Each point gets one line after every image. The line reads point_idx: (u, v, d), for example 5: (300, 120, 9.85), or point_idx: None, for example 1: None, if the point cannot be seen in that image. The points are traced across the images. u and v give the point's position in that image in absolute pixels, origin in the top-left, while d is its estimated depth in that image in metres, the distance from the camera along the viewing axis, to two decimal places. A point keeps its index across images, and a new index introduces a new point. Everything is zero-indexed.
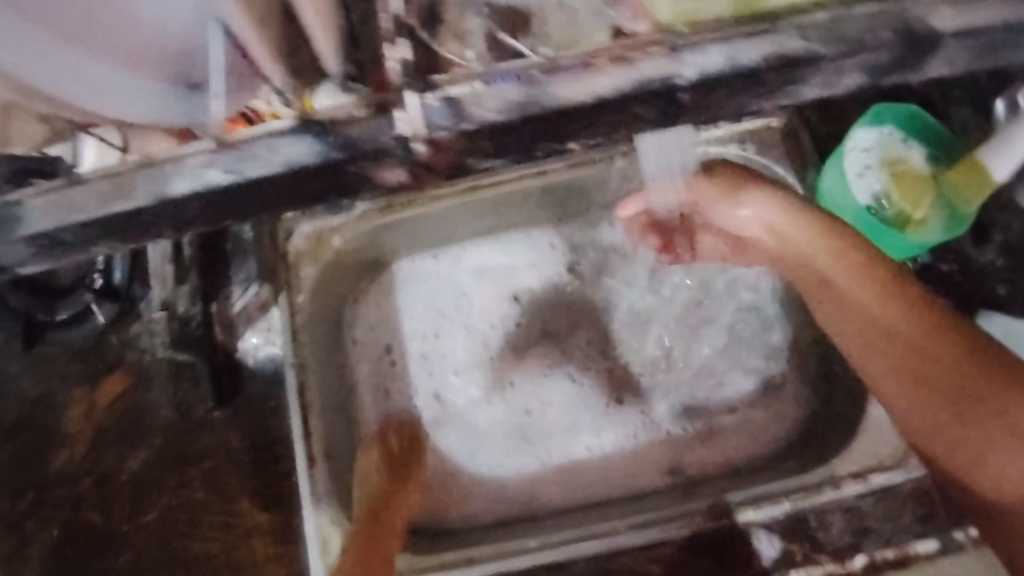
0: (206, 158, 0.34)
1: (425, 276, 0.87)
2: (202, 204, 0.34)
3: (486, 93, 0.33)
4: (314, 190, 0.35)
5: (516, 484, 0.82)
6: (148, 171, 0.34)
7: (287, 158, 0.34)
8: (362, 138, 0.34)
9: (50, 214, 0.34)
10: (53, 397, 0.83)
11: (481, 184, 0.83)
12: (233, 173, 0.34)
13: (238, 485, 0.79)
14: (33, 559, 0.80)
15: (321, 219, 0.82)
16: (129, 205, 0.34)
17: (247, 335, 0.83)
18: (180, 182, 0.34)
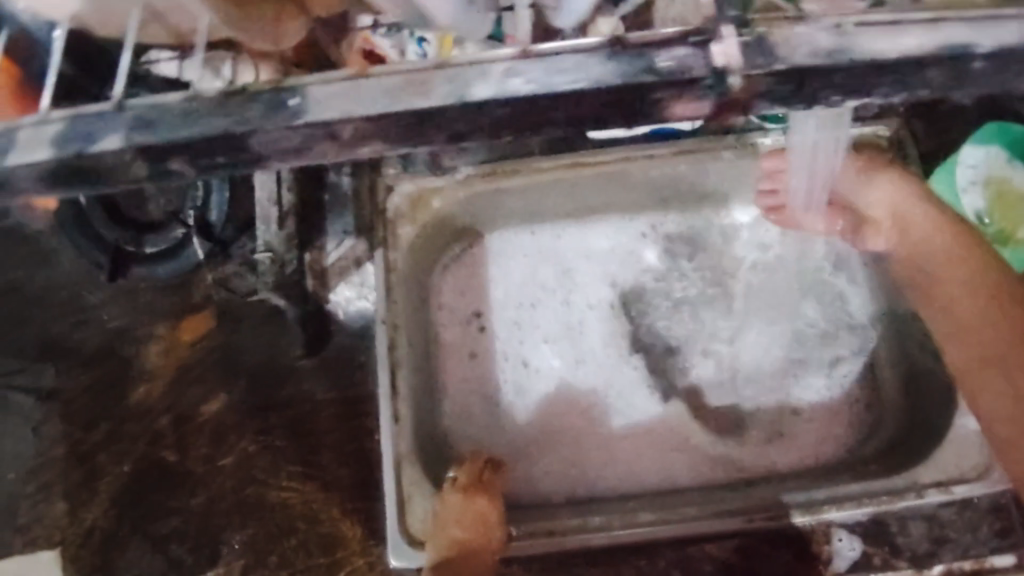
0: (511, 66, 0.37)
1: (522, 247, 0.88)
2: (503, 113, 0.37)
3: (799, 36, 0.35)
4: (599, 110, 0.37)
5: (586, 462, 0.80)
6: (455, 70, 0.37)
7: (595, 76, 0.36)
8: (674, 69, 0.36)
9: (343, 102, 0.37)
10: (135, 330, 0.84)
11: (588, 160, 0.82)
12: (538, 84, 0.36)
13: (321, 438, 0.79)
14: (101, 493, 0.80)
15: (423, 178, 0.81)
16: (426, 101, 0.37)
17: (340, 288, 0.82)
18: (485, 87, 0.37)
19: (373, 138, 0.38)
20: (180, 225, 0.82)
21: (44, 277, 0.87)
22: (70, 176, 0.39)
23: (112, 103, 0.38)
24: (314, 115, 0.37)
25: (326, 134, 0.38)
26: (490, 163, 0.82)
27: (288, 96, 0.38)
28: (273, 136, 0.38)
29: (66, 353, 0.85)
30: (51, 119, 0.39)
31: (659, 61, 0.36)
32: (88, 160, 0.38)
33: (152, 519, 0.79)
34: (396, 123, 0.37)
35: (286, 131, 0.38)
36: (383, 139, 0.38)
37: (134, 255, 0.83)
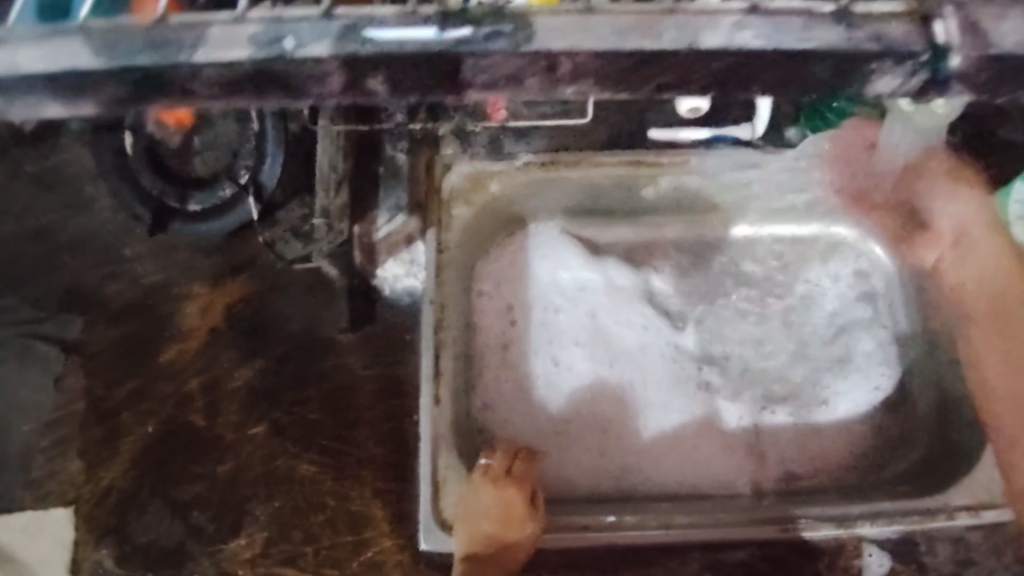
0: (744, 19, 0.40)
1: (562, 243, 0.85)
2: (721, 66, 0.41)
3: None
4: (809, 72, 0.41)
5: (604, 464, 0.77)
6: (686, 18, 0.40)
7: (822, 38, 0.40)
8: (897, 40, 0.40)
9: (574, 34, 0.39)
10: (174, 287, 0.84)
11: (644, 159, 0.81)
12: (765, 39, 0.40)
13: (359, 412, 0.79)
14: (122, 453, 0.78)
15: (483, 162, 0.80)
16: (654, 42, 0.40)
17: (388, 265, 0.82)
18: (715, 35, 0.40)
19: (587, 77, 0.41)
20: (229, 184, 0.82)
21: (76, 223, 0.86)
22: (263, 79, 0.40)
23: (318, 11, 0.40)
24: (538, 44, 0.39)
25: (544, 66, 0.40)
26: (549, 152, 0.81)
27: (460, 28, 0.39)
28: (484, 64, 0.40)
29: (92, 305, 0.83)
30: (247, 18, 0.40)
31: (887, 36, 0.40)
32: (287, 63, 0.40)
33: (175, 484, 0.77)
34: (624, 63, 0.40)
35: (513, 57, 0.40)
36: (593, 83, 0.42)
37: (177, 211, 0.82)
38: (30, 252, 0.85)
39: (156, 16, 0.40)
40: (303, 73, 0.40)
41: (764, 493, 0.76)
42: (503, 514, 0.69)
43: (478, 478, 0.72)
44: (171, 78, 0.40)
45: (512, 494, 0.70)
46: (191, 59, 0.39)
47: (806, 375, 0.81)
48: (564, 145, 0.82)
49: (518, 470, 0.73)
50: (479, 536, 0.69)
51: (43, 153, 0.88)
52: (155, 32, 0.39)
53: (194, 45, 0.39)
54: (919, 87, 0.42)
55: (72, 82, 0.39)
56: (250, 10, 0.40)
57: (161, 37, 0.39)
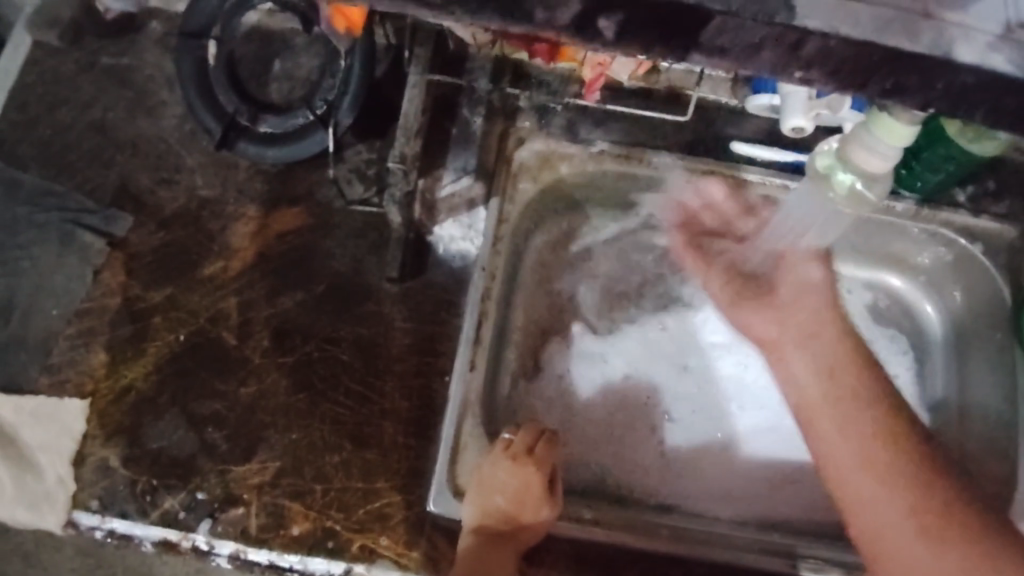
0: (995, 41, 0.37)
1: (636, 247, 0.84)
2: (965, 81, 0.37)
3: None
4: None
5: (620, 464, 0.78)
6: (942, 27, 0.37)
7: None
8: None
9: (826, 14, 0.36)
10: (223, 205, 0.81)
11: (722, 171, 0.79)
12: (1013, 65, 0.37)
13: (389, 363, 0.76)
14: (148, 356, 0.76)
15: (557, 141, 0.79)
16: (908, 42, 0.36)
17: (445, 224, 0.81)
18: (968, 50, 0.36)
19: (824, 62, 0.38)
20: (305, 112, 0.79)
21: (142, 125, 0.83)
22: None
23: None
24: (797, 18, 0.36)
25: (787, 41, 0.37)
26: (624, 146, 0.80)
27: None
28: (731, 25, 0.36)
29: (142, 207, 0.81)
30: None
31: None
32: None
33: (194, 398, 0.75)
34: (868, 57, 0.37)
35: (761, 25, 0.36)
36: (822, 70, 0.38)
37: (246, 131, 0.80)
38: (89, 144, 0.83)
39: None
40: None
41: (782, 522, 0.77)
42: (522, 494, 0.70)
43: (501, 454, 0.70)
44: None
45: (534, 480, 0.70)
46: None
47: None
48: (642, 143, 0.81)
49: (539, 452, 0.72)
50: (491, 509, 0.69)
51: (118, 48, 0.85)
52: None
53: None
54: None
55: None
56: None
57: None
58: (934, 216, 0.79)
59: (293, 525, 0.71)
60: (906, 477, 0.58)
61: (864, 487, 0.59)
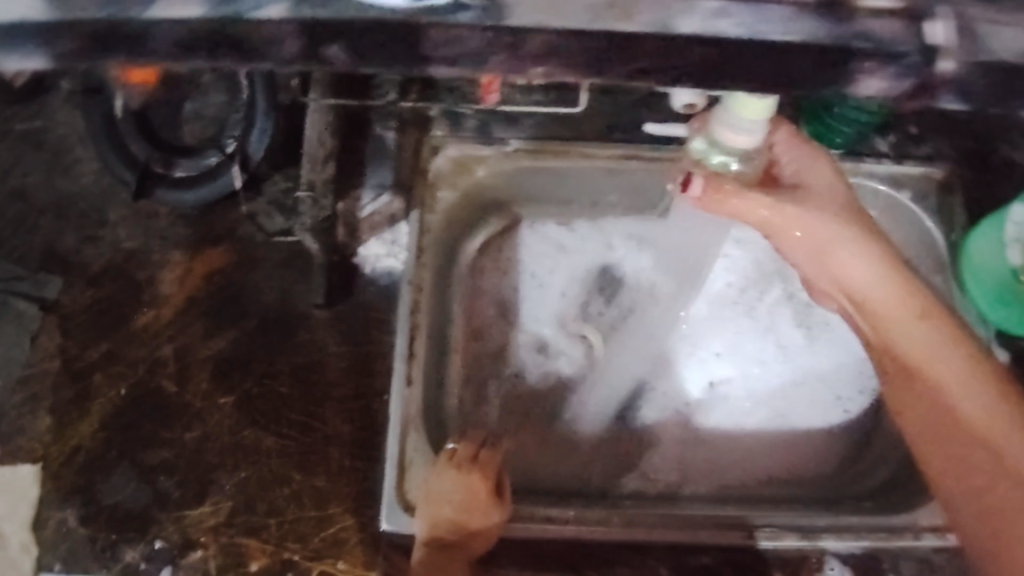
0: (721, 7, 0.35)
1: (568, 236, 0.85)
2: (703, 54, 0.36)
3: (1008, 33, 0.34)
4: (803, 70, 0.36)
5: (572, 453, 0.79)
6: (660, 1, 0.35)
7: (805, 31, 0.35)
8: (890, 40, 0.34)
9: (538, 11, 0.35)
10: (148, 254, 0.81)
11: (637, 155, 0.79)
12: (746, 29, 0.35)
13: (327, 389, 0.77)
14: (92, 414, 0.77)
15: (470, 145, 0.79)
16: (625, 26, 0.35)
17: (369, 244, 0.80)
18: (692, 21, 0.35)
19: (558, 57, 0.36)
20: (217, 152, 0.81)
21: (62, 185, 0.84)
22: (221, 39, 0.35)
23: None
24: (505, 18, 0.34)
25: (507, 44, 0.35)
26: (539, 141, 0.79)
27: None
28: (445, 38, 0.35)
29: (71, 267, 0.81)
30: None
31: (877, 33, 0.34)
32: (244, 28, 0.35)
33: (142, 447, 0.75)
34: (593, 48, 0.35)
35: (477, 32, 0.35)
36: (559, 64, 0.36)
37: (162, 177, 0.81)
38: (13, 212, 0.83)
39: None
40: (252, 38, 0.35)
41: (747, 496, 0.77)
42: (472, 498, 0.69)
43: (444, 466, 0.71)
44: (127, 37, 0.35)
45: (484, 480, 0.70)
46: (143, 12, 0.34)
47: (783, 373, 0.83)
48: (555, 134, 0.80)
49: (483, 459, 0.72)
50: (444, 523, 0.69)
51: (32, 113, 0.86)
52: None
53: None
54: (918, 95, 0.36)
55: (19, 34, 0.35)
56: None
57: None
58: (856, 168, 0.78)
59: (252, 562, 0.71)
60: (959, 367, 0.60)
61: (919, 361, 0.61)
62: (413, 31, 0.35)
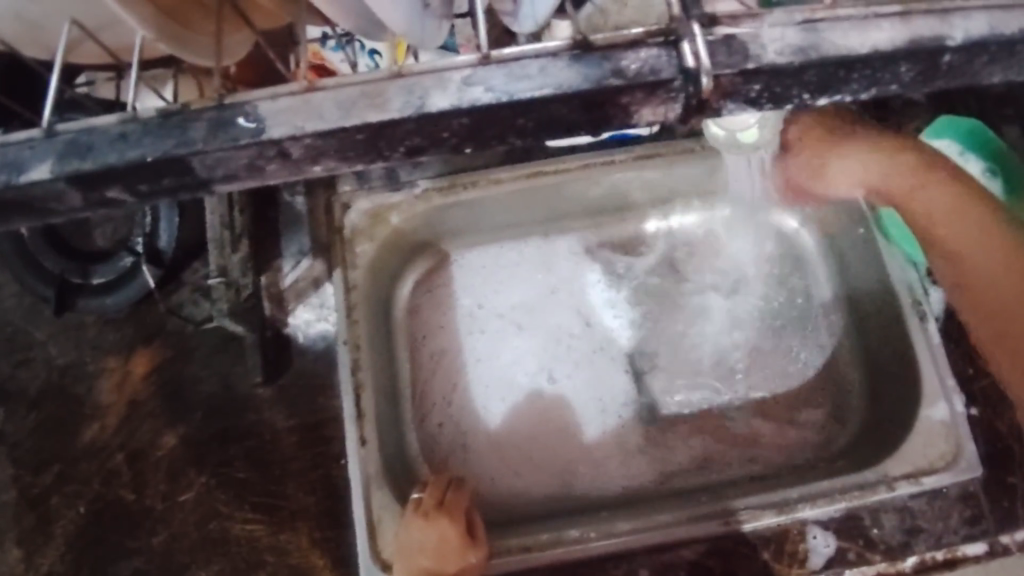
0: (472, 75, 0.34)
1: (495, 260, 0.85)
2: (462, 123, 0.35)
3: (769, 34, 0.34)
4: (572, 116, 0.36)
5: (538, 482, 0.77)
6: (409, 82, 0.35)
7: (560, 81, 0.34)
8: (645, 70, 0.34)
9: (291, 119, 0.34)
10: (85, 366, 0.81)
11: (545, 169, 0.80)
12: (499, 92, 0.34)
13: (285, 465, 0.76)
14: (57, 538, 0.76)
15: (380, 194, 0.79)
16: (382, 113, 0.34)
17: (299, 311, 0.80)
18: (444, 97, 0.34)
19: (327, 155, 0.36)
20: (127, 254, 0.79)
21: None
22: (3, 205, 0.35)
23: (40, 131, 0.35)
24: (264, 133, 0.34)
25: (275, 153, 0.35)
26: (447, 176, 0.80)
27: (237, 115, 0.34)
28: (212, 160, 0.35)
29: (10, 395, 0.81)
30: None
31: (633, 67, 0.34)
32: (17, 193, 0.35)
33: (111, 562, 0.75)
34: (351, 139, 0.35)
35: (235, 150, 0.35)
36: (336, 158, 0.36)
37: (82, 287, 0.79)
38: None
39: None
40: (37, 197, 0.35)
41: (727, 485, 0.75)
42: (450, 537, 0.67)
43: (413, 514, 0.68)
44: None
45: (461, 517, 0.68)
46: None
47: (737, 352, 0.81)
48: (464, 166, 0.80)
49: (454, 499, 0.71)
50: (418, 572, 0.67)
51: None
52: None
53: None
54: (710, 114, 0.36)
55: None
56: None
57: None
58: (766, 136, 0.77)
59: None
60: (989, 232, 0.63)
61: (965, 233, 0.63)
62: (180, 161, 0.35)
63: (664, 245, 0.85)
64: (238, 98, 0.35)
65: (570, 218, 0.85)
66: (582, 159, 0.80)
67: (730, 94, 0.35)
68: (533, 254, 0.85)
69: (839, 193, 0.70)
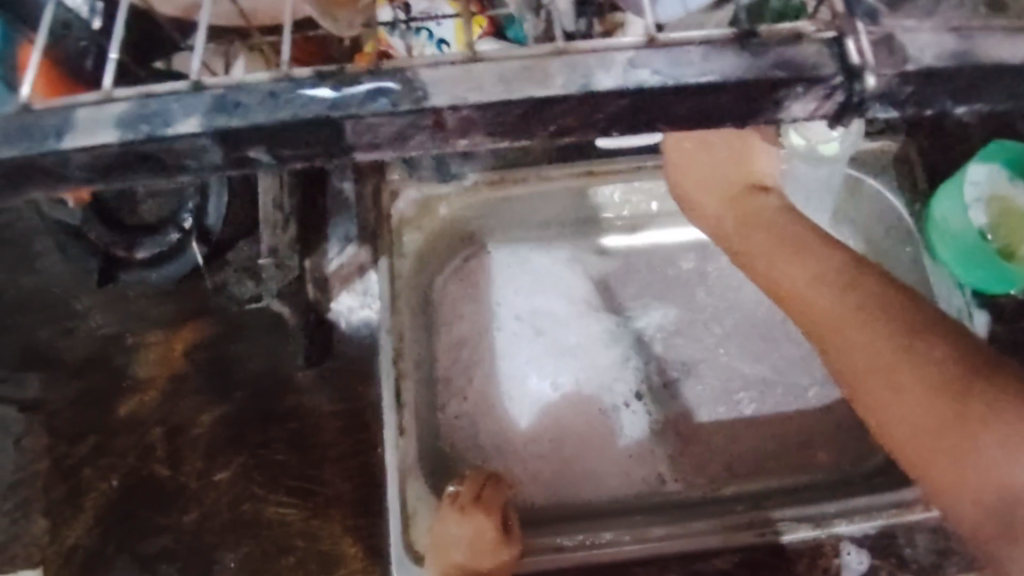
0: (639, 57, 0.34)
1: (523, 258, 0.83)
2: (619, 104, 0.34)
3: (925, 39, 0.34)
4: (723, 107, 0.35)
5: (574, 485, 0.76)
6: (575, 59, 0.34)
7: (724, 70, 0.34)
8: (805, 65, 0.34)
9: (453, 88, 0.34)
10: (125, 339, 0.80)
11: (597, 169, 0.81)
12: (665, 76, 0.34)
13: (324, 450, 0.76)
14: (86, 510, 0.75)
15: (430, 185, 0.79)
16: (544, 88, 0.34)
17: (340, 296, 0.80)
18: (610, 77, 0.34)
19: (478, 129, 0.35)
20: (174, 229, 0.78)
21: (26, 281, 0.82)
22: (135, 159, 0.35)
23: (188, 84, 0.35)
24: (425, 101, 0.34)
25: (429, 123, 0.35)
26: (498, 170, 0.80)
27: (396, 81, 0.34)
28: (363, 126, 0.35)
29: (47, 363, 0.80)
30: (114, 100, 0.35)
31: (794, 60, 0.34)
32: (158, 145, 0.34)
33: (141, 538, 0.74)
34: (509, 114, 0.34)
35: (389, 118, 0.34)
36: (483, 133, 0.35)
37: (126, 260, 0.79)
38: None
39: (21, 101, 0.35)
40: (175, 151, 0.35)
41: (764, 495, 0.75)
42: (484, 537, 0.66)
43: (448, 508, 0.67)
44: (41, 171, 0.35)
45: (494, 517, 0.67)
46: (56, 147, 0.34)
47: (778, 362, 0.80)
48: (516, 160, 0.81)
49: (492, 495, 0.69)
50: (452, 567, 0.66)
51: None
52: (10, 123, 0.34)
53: (59, 133, 0.34)
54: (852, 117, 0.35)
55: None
56: (115, 90, 0.35)
57: (22, 126, 0.34)
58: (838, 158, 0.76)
59: None
60: (877, 344, 0.49)
61: (884, 388, 0.48)
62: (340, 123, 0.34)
63: (703, 255, 0.84)
64: (400, 67, 0.35)
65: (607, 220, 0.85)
66: (626, 162, 0.82)
67: (883, 95, 0.34)
68: (580, 255, 0.84)
69: (701, 195, 0.60)
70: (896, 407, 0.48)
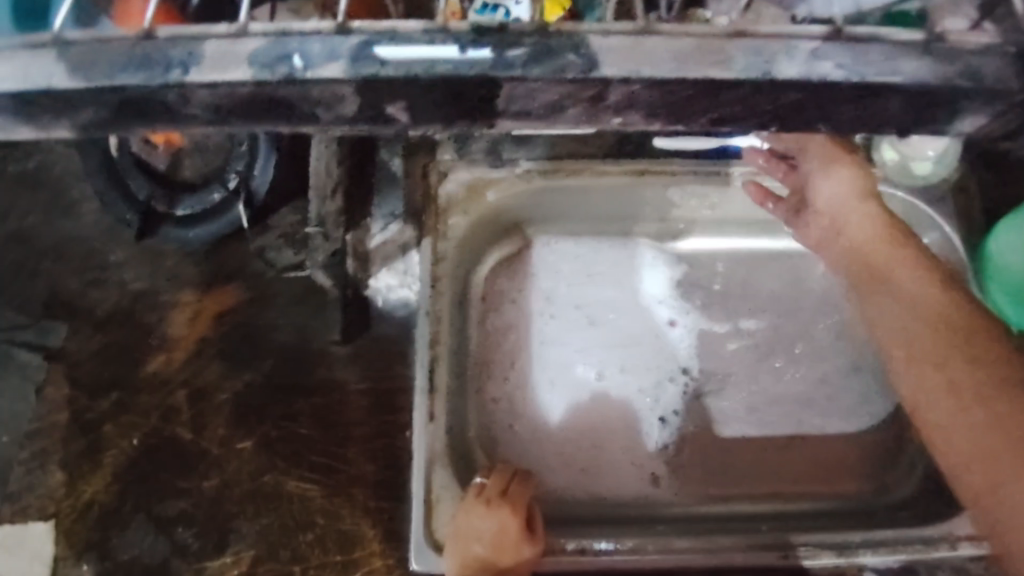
0: (821, 48, 0.34)
1: (579, 252, 0.82)
2: (796, 96, 0.35)
3: None
4: (898, 110, 0.36)
5: (604, 486, 0.75)
6: (756, 44, 0.34)
7: (910, 70, 0.34)
8: (995, 76, 0.35)
9: (626, 59, 0.34)
10: (156, 295, 0.79)
11: (651, 169, 0.77)
12: (850, 70, 0.34)
13: (349, 428, 0.74)
14: (104, 466, 0.74)
15: (480, 168, 0.76)
16: (720, 69, 0.34)
17: (380, 274, 0.79)
18: (793, 65, 0.34)
19: (637, 108, 0.36)
20: (219, 188, 0.76)
21: (61, 227, 0.81)
22: (261, 102, 0.35)
23: (333, 25, 0.34)
24: (596, 70, 0.34)
25: (591, 94, 0.35)
26: (552, 161, 0.77)
27: (566, 48, 0.34)
28: (525, 89, 0.35)
29: (75, 312, 0.79)
30: (248, 33, 0.34)
31: (981, 70, 0.35)
32: (295, 88, 0.34)
33: (159, 499, 0.73)
34: (680, 93, 0.35)
35: (554, 83, 0.34)
36: (642, 112, 0.36)
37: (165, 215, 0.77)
38: (12, 256, 0.81)
39: (142, 28, 0.35)
40: (312, 96, 0.35)
41: (787, 516, 0.74)
42: (507, 531, 0.64)
43: (472, 500, 0.65)
44: (158, 103, 0.35)
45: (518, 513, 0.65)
46: (180, 80, 0.34)
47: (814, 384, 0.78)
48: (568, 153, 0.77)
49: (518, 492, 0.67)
50: (472, 561, 0.64)
51: (27, 151, 0.83)
52: (135, 49, 0.34)
53: (184, 65, 0.34)
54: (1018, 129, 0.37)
55: (49, 104, 0.35)
56: (250, 24, 0.35)
57: (144, 55, 0.34)
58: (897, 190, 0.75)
59: None
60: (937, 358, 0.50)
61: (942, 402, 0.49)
62: (492, 83, 0.34)
63: (739, 266, 0.82)
64: (571, 32, 0.34)
65: (647, 219, 0.82)
66: (675, 162, 0.78)
67: None
68: (630, 257, 0.82)
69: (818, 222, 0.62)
70: (955, 426, 0.48)
